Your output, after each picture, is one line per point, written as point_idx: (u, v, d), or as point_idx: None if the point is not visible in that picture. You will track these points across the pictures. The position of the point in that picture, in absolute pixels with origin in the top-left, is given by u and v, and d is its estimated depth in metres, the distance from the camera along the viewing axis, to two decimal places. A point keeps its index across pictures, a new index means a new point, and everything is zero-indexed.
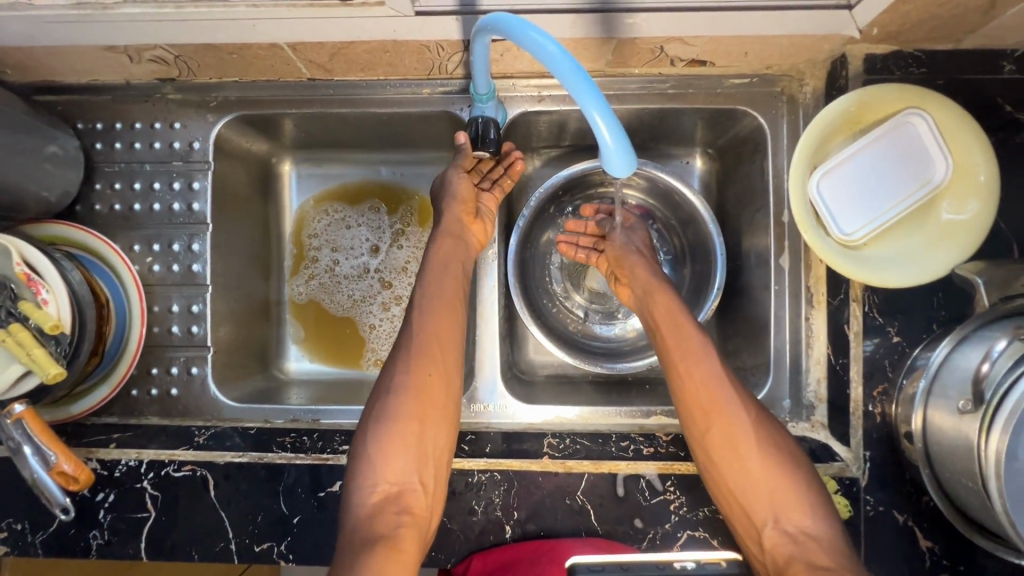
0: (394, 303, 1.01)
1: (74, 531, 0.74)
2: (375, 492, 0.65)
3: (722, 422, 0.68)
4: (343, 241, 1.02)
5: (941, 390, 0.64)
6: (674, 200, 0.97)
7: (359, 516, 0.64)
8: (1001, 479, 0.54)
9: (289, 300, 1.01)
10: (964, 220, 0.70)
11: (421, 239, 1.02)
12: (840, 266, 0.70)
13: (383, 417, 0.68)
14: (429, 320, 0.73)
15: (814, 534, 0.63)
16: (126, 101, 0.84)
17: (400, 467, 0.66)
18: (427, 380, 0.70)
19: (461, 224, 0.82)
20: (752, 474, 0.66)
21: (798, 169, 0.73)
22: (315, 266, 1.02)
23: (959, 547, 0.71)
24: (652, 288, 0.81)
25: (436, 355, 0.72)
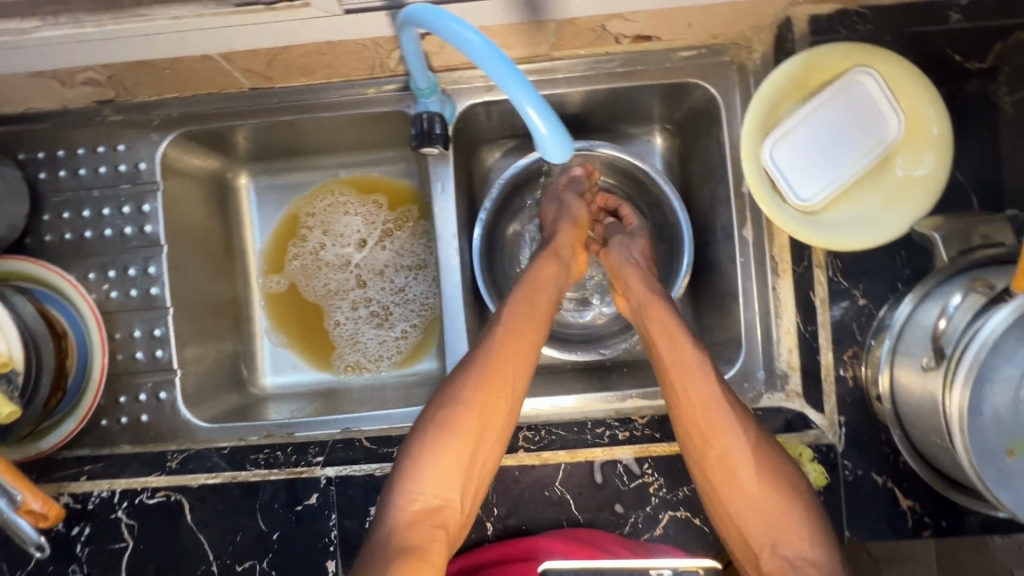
0: (364, 305, 1.01)
1: (52, 568, 0.74)
2: (418, 499, 0.64)
3: (718, 448, 0.66)
4: (334, 226, 1.02)
5: (907, 349, 0.65)
6: (637, 181, 0.96)
7: (399, 518, 0.63)
8: (965, 434, 0.54)
9: (263, 294, 1.01)
10: (920, 175, 0.70)
11: (408, 246, 1.01)
12: (800, 234, 0.69)
13: (444, 428, 0.66)
14: (510, 337, 0.71)
15: (814, 560, 0.62)
16: (66, 126, 0.82)
17: (448, 480, 0.65)
18: (495, 403, 0.68)
19: (569, 248, 0.85)
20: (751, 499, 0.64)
21: (751, 138, 0.71)
22: (301, 249, 1.02)
23: (938, 503, 0.72)
24: (648, 304, 0.76)
25: (507, 377, 0.69)
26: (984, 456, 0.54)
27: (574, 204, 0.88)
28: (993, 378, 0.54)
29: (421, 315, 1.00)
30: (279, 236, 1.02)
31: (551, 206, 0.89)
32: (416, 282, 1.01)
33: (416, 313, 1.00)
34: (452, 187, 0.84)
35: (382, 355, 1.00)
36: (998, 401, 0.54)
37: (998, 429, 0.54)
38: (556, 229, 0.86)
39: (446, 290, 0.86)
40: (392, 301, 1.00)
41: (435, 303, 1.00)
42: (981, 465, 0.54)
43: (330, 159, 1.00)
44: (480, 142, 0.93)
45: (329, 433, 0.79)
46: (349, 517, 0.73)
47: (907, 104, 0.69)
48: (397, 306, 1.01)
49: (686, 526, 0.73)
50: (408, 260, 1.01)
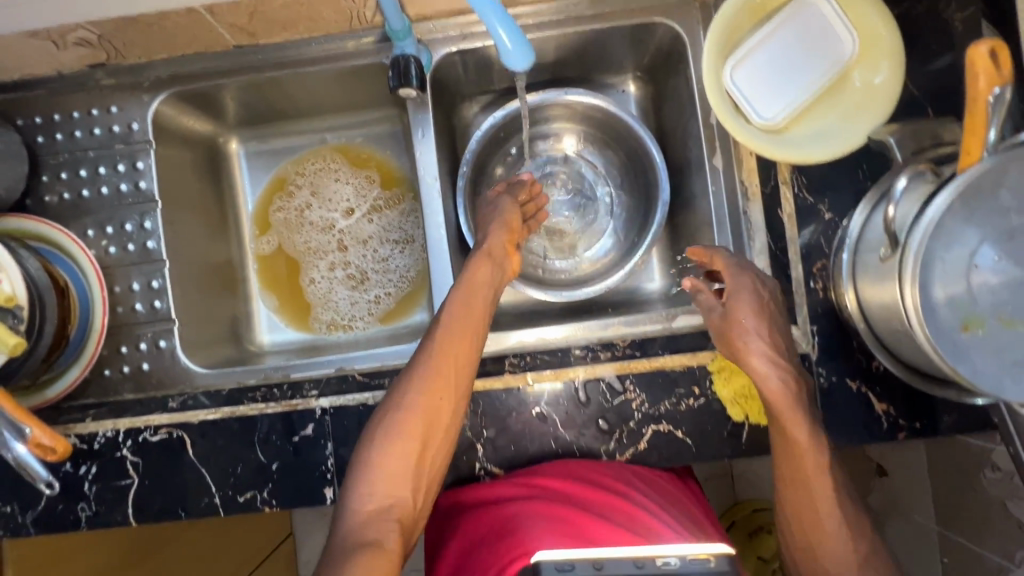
0: (339, 267, 1.04)
1: (62, 506, 0.77)
2: (370, 502, 0.64)
3: (810, 505, 0.65)
4: (323, 191, 1.06)
5: (867, 247, 0.68)
6: (614, 135, 1.00)
7: (353, 522, 0.62)
8: (919, 311, 0.57)
9: (255, 254, 1.05)
10: (875, 85, 0.72)
11: (392, 221, 1.05)
12: (768, 152, 0.72)
13: (388, 434, 0.66)
14: (450, 339, 0.70)
15: None
16: (62, 92, 0.86)
17: (397, 482, 0.65)
18: (439, 404, 0.68)
19: (504, 251, 0.81)
20: (831, 552, 0.64)
21: (713, 64, 0.74)
22: (288, 207, 1.06)
23: (911, 404, 0.74)
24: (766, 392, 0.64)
25: (450, 377, 0.69)
26: (939, 332, 0.58)
27: (505, 203, 0.87)
28: (944, 258, 0.57)
29: (397, 288, 1.03)
30: (268, 196, 1.06)
31: (485, 208, 0.89)
32: (397, 256, 1.04)
33: (393, 288, 1.03)
34: (432, 133, 0.88)
35: (359, 315, 1.03)
36: (950, 279, 0.57)
37: (953, 307, 0.57)
38: (486, 233, 0.83)
39: (430, 233, 0.89)
40: (370, 267, 1.04)
41: (413, 276, 1.03)
42: (937, 340, 0.57)
43: (317, 123, 1.05)
44: (459, 96, 0.97)
45: (324, 371, 0.82)
46: (344, 446, 0.76)
47: (857, 21, 0.72)
48: (373, 276, 1.04)
49: (669, 439, 0.75)
50: (394, 235, 1.05)
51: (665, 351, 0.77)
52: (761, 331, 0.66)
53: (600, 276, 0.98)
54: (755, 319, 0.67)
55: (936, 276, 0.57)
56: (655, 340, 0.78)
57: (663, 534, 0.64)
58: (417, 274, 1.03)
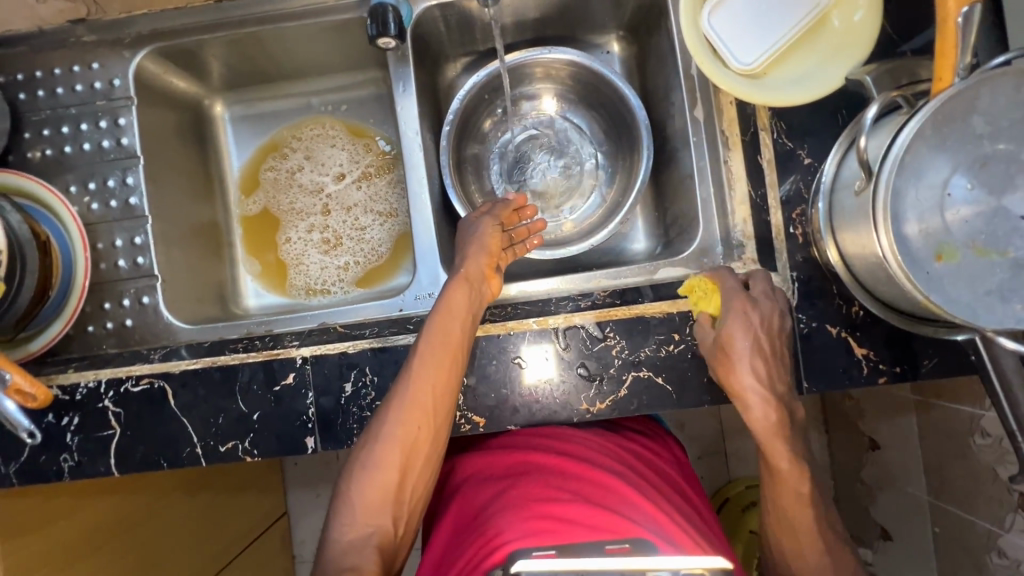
0: (317, 230, 1.04)
1: (45, 457, 0.77)
2: (351, 529, 0.67)
3: (786, 516, 0.68)
4: (316, 154, 1.06)
5: (842, 185, 0.68)
6: (600, 96, 0.99)
7: (334, 551, 0.66)
8: (890, 238, 0.57)
9: (239, 216, 1.06)
10: (855, 23, 0.72)
11: (379, 192, 1.04)
12: (748, 95, 0.72)
13: (366, 466, 0.68)
14: (425, 372, 0.70)
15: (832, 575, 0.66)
16: (43, 49, 0.86)
17: (376, 512, 0.68)
18: (416, 436, 0.69)
19: (483, 274, 0.78)
20: (806, 554, 0.68)
21: (688, 14, 0.75)
22: (280, 169, 1.06)
23: (890, 350, 0.74)
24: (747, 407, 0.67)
25: (427, 408, 0.69)
26: (910, 260, 0.58)
27: (484, 225, 0.81)
28: (916, 185, 0.57)
29: (368, 260, 1.03)
30: (258, 156, 1.06)
31: (465, 230, 0.83)
32: (376, 228, 1.04)
33: (363, 259, 1.03)
34: (414, 87, 0.88)
35: (334, 279, 1.03)
36: (920, 207, 0.57)
37: (926, 235, 0.57)
38: (466, 255, 0.79)
39: (412, 187, 0.88)
40: (346, 232, 1.04)
41: (388, 249, 1.03)
42: (909, 268, 0.57)
43: (303, 86, 1.05)
44: (441, 56, 0.97)
45: (307, 326, 0.85)
46: (325, 395, 0.76)
47: None
48: (347, 243, 1.04)
49: (649, 385, 0.75)
50: (379, 207, 1.04)
51: (648, 299, 0.78)
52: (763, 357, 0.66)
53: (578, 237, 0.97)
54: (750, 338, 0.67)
55: (907, 203, 0.57)
56: (629, 289, 0.80)
57: (642, 505, 0.65)
58: (393, 246, 1.03)
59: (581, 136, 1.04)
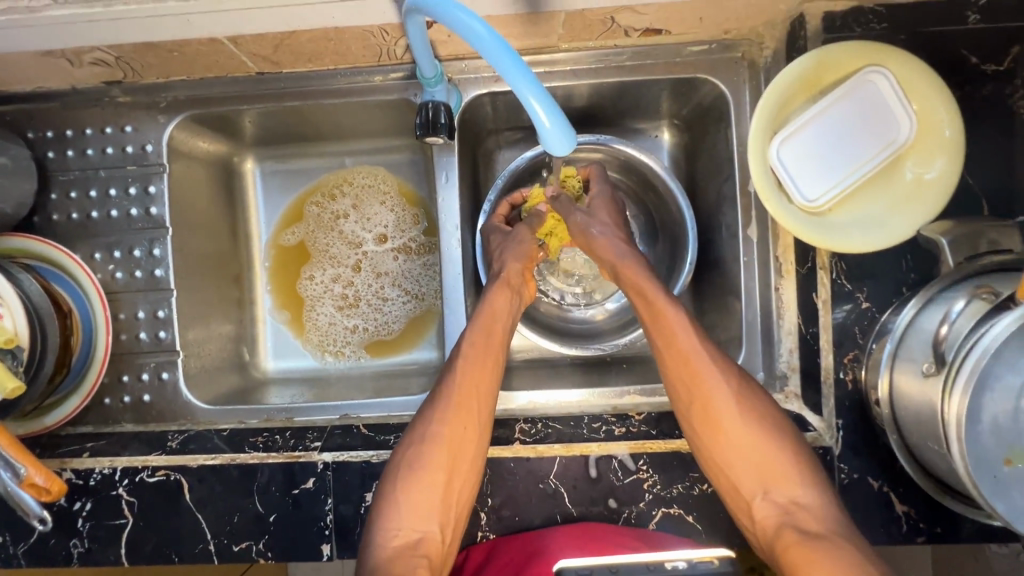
0: (340, 282, 1.01)
1: (54, 540, 0.75)
2: (397, 535, 0.64)
3: (705, 397, 0.68)
4: (365, 207, 1.01)
5: (908, 354, 0.63)
6: (655, 188, 0.94)
7: (380, 559, 0.63)
8: (962, 441, 0.53)
9: (274, 241, 1.01)
10: (927, 180, 0.69)
11: (411, 272, 1.00)
12: (807, 235, 0.68)
13: (411, 467, 0.67)
14: (468, 367, 0.71)
15: (804, 503, 0.63)
16: (76, 107, 0.83)
17: (424, 512, 0.66)
18: (461, 435, 0.68)
19: (520, 279, 0.82)
20: (737, 446, 0.67)
21: (759, 133, 0.70)
22: (325, 208, 1.01)
23: (934, 510, 0.71)
24: (619, 266, 0.78)
25: (471, 408, 0.69)
26: (980, 464, 0.53)
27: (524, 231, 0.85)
28: (994, 387, 0.53)
29: (376, 332, 1.00)
30: (304, 197, 1.01)
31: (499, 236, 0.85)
32: (397, 304, 1.00)
33: (371, 330, 1.00)
34: (456, 177, 0.85)
35: (344, 340, 1.00)
36: (997, 409, 0.53)
37: (997, 440, 0.53)
38: (504, 260, 0.82)
39: (447, 280, 0.85)
40: (368, 294, 1.00)
41: (398, 330, 1.00)
42: (978, 474, 0.53)
43: (338, 146, 0.99)
44: (485, 134, 0.93)
45: (330, 418, 0.82)
46: (344, 503, 0.74)
47: (918, 103, 0.68)
48: (364, 308, 1.00)
49: (678, 522, 0.73)
50: (407, 286, 1.00)
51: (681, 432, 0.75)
52: (613, 224, 0.83)
53: (615, 333, 0.95)
54: (608, 215, 0.83)
55: (985, 406, 0.52)
56: (666, 417, 0.78)
57: None
58: (403, 329, 1.00)
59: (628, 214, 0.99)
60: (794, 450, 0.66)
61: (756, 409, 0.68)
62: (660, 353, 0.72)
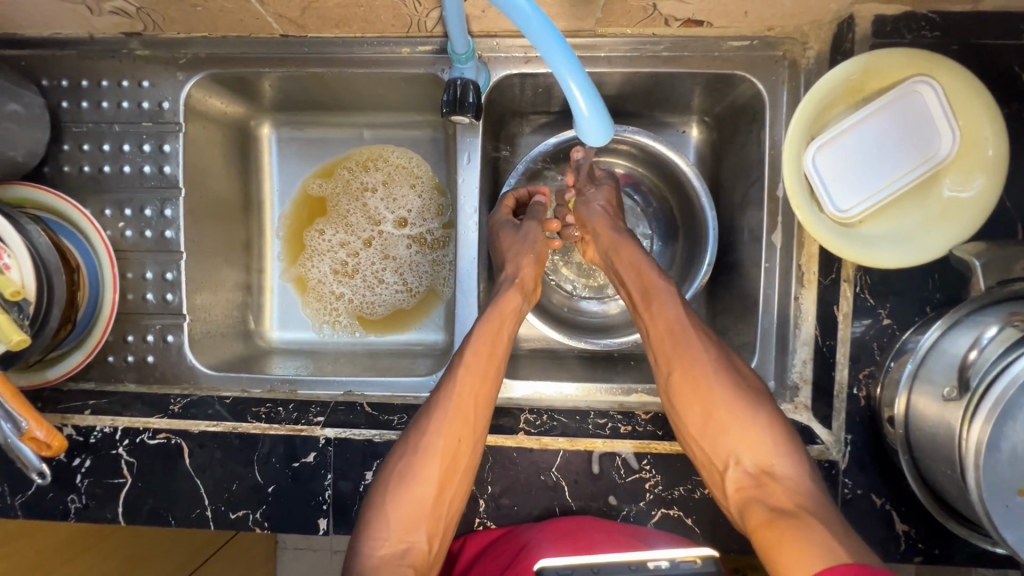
0: (345, 249, 0.99)
1: (52, 494, 0.75)
2: (385, 545, 0.64)
3: (685, 366, 0.69)
4: (393, 186, 0.99)
5: (927, 375, 0.62)
6: (682, 188, 0.91)
7: (367, 568, 0.62)
8: (980, 469, 0.52)
9: (301, 189, 0.99)
10: (963, 199, 0.67)
11: (419, 265, 0.99)
12: (834, 244, 0.66)
13: (405, 478, 0.66)
14: (468, 378, 0.70)
15: (777, 475, 0.63)
16: (92, 56, 0.81)
17: (412, 522, 0.65)
18: (456, 446, 0.67)
19: (532, 283, 0.80)
20: (717, 419, 0.67)
21: (796, 139, 0.69)
22: (355, 176, 0.99)
23: (936, 532, 0.70)
24: (617, 246, 0.79)
25: (468, 418, 0.68)
26: (996, 493, 0.53)
27: (534, 228, 0.82)
28: (1019, 417, 0.51)
29: (364, 309, 0.99)
30: (330, 165, 0.99)
31: (510, 234, 0.83)
32: (390, 289, 0.99)
33: (357, 303, 0.99)
34: (478, 159, 0.83)
35: (337, 311, 0.99)
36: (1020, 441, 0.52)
37: (1014, 469, 0.52)
38: (518, 264, 0.79)
39: (462, 264, 0.84)
40: (378, 269, 0.99)
41: (381, 313, 0.99)
42: (990, 501, 0.52)
43: (357, 117, 0.96)
44: (510, 116, 0.90)
45: (333, 394, 0.82)
46: (344, 479, 0.74)
47: (964, 119, 0.65)
48: (359, 281, 0.99)
49: (677, 524, 0.73)
50: (409, 278, 0.99)
51: None
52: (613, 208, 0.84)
53: (625, 328, 0.94)
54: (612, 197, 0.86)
55: (1008, 436, 0.52)
56: None
57: None
58: (385, 315, 0.99)
59: (650, 209, 0.97)
60: (769, 420, 0.66)
61: (738, 379, 0.69)
62: (646, 325, 0.74)
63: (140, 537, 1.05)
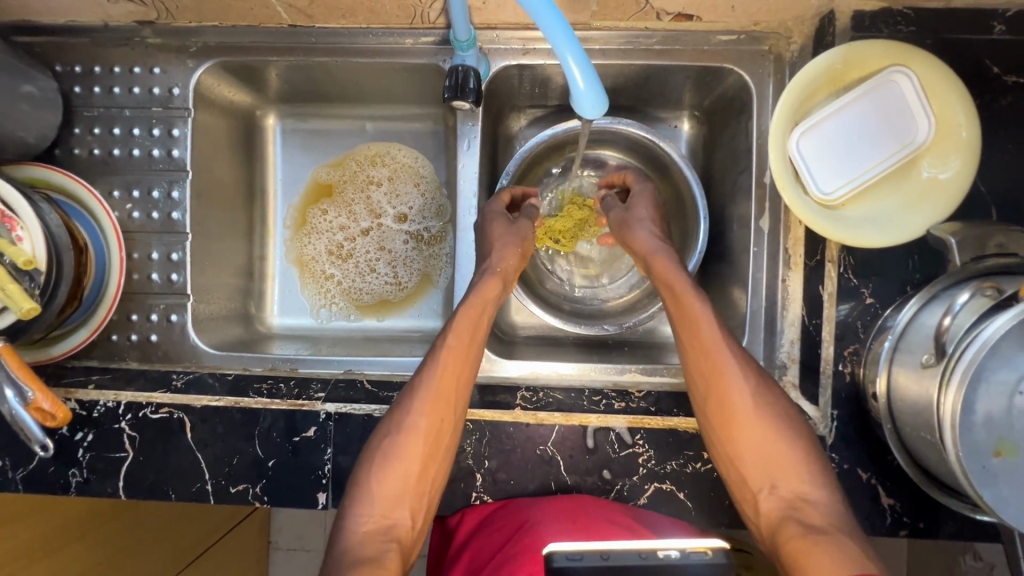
0: (343, 232, 1.02)
1: (53, 468, 0.76)
2: (369, 521, 0.65)
3: (721, 392, 0.67)
4: (398, 183, 1.02)
5: (907, 347, 0.65)
6: (675, 179, 0.94)
7: (351, 543, 0.63)
8: (955, 430, 0.54)
9: (310, 176, 1.02)
10: (941, 181, 0.70)
11: (413, 260, 1.01)
12: (817, 223, 0.70)
13: (389, 457, 0.67)
14: (450, 361, 0.71)
15: (812, 500, 0.63)
16: (105, 44, 0.84)
17: (396, 499, 0.67)
18: (439, 426, 0.69)
19: (514, 270, 0.81)
20: (756, 446, 0.66)
21: (780, 125, 0.72)
22: (361, 169, 1.02)
23: (920, 505, 0.72)
24: (652, 256, 0.78)
25: (449, 399, 0.70)
26: (972, 454, 0.55)
27: (526, 226, 0.85)
28: (990, 380, 0.54)
29: (359, 295, 1.01)
30: (337, 158, 1.02)
31: (498, 226, 0.82)
32: (380, 279, 1.01)
33: (347, 286, 1.01)
34: (477, 147, 0.86)
35: (330, 294, 1.01)
36: (992, 403, 0.54)
37: (987, 430, 0.54)
38: (500, 249, 0.80)
39: (461, 250, 0.86)
40: (373, 258, 1.01)
41: (368, 301, 1.01)
42: (966, 461, 0.55)
43: (360, 109, 0.99)
44: (508, 108, 0.94)
45: (332, 373, 0.80)
46: (343, 454, 0.76)
47: (940, 107, 0.69)
48: (351, 265, 1.01)
49: (669, 498, 0.74)
50: (401, 271, 1.01)
51: (680, 412, 0.76)
52: (649, 220, 0.84)
53: (619, 315, 0.97)
54: (647, 210, 0.85)
55: (981, 398, 0.54)
56: (669, 396, 0.77)
57: None
58: (370, 302, 1.01)
59: None
60: (806, 450, 0.65)
61: (775, 405, 0.67)
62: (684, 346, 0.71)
63: (135, 509, 1.06)
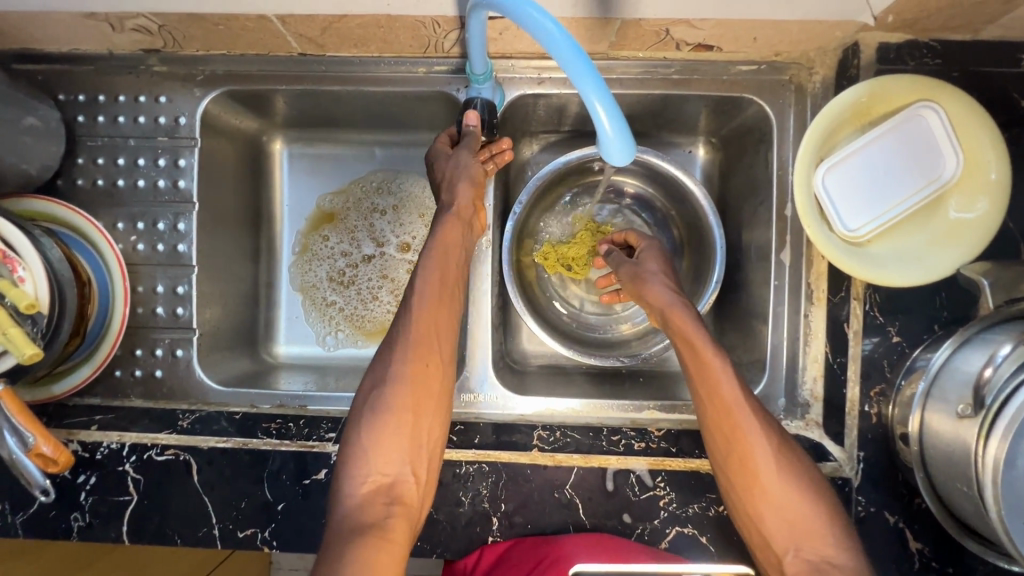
0: (347, 258, 0.99)
1: (54, 513, 0.74)
2: (367, 481, 0.60)
3: (744, 451, 0.62)
4: (402, 212, 0.99)
5: (940, 393, 0.63)
6: (690, 209, 0.92)
7: (351, 508, 0.59)
8: (998, 486, 0.53)
9: (315, 204, 0.99)
10: (969, 219, 0.68)
11: None
12: (841, 260, 0.68)
13: (377, 410, 0.62)
14: (425, 311, 0.66)
15: (839, 565, 0.57)
16: (110, 72, 0.82)
17: (392, 454, 0.61)
18: (425, 373, 0.64)
19: (472, 209, 0.75)
20: (777, 504, 0.60)
21: (805, 160, 0.70)
22: (368, 196, 0.99)
23: (949, 550, 0.70)
24: (670, 309, 0.71)
25: (433, 345, 0.66)
26: (1015, 511, 0.53)
27: (469, 159, 0.74)
28: None
29: (364, 323, 0.98)
30: (344, 185, 0.99)
31: (443, 163, 0.75)
32: (384, 307, 0.98)
33: (353, 314, 0.98)
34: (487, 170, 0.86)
35: (336, 321, 0.98)
36: None
37: None
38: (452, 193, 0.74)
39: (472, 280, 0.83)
40: (379, 287, 0.98)
41: (372, 328, 0.98)
42: (1009, 518, 0.53)
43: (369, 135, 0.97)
44: (521, 135, 0.92)
45: (342, 409, 0.80)
46: None
47: (967, 144, 0.67)
48: (353, 292, 0.98)
49: (692, 543, 0.72)
50: None
51: (702, 453, 0.74)
52: (662, 273, 0.77)
53: (631, 346, 0.95)
54: (659, 263, 0.79)
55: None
56: (688, 436, 0.75)
57: None
58: (374, 330, 0.98)
59: (659, 225, 0.99)
60: (826, 507, 0.61)
61: (792, 462, 0.62)
62: (699, 397, 0.65)
63: (109, 555, 0.98)
